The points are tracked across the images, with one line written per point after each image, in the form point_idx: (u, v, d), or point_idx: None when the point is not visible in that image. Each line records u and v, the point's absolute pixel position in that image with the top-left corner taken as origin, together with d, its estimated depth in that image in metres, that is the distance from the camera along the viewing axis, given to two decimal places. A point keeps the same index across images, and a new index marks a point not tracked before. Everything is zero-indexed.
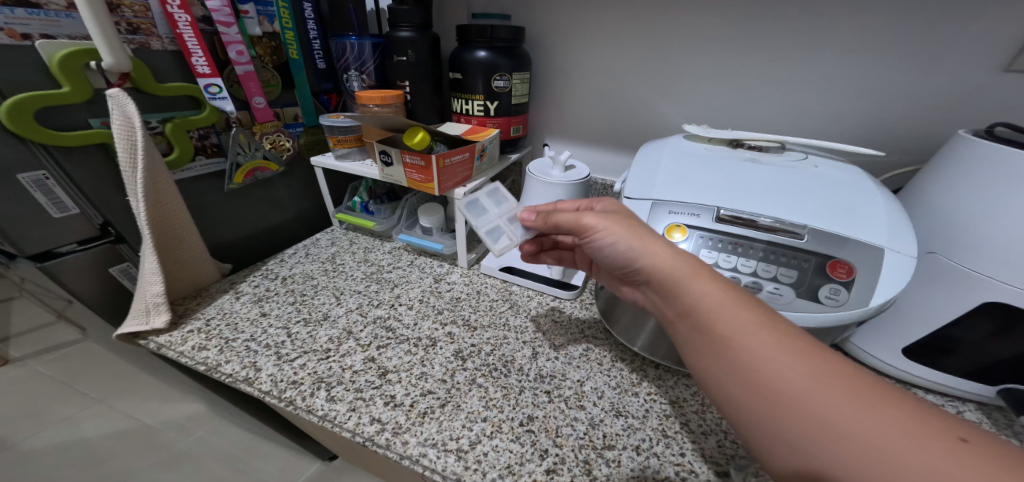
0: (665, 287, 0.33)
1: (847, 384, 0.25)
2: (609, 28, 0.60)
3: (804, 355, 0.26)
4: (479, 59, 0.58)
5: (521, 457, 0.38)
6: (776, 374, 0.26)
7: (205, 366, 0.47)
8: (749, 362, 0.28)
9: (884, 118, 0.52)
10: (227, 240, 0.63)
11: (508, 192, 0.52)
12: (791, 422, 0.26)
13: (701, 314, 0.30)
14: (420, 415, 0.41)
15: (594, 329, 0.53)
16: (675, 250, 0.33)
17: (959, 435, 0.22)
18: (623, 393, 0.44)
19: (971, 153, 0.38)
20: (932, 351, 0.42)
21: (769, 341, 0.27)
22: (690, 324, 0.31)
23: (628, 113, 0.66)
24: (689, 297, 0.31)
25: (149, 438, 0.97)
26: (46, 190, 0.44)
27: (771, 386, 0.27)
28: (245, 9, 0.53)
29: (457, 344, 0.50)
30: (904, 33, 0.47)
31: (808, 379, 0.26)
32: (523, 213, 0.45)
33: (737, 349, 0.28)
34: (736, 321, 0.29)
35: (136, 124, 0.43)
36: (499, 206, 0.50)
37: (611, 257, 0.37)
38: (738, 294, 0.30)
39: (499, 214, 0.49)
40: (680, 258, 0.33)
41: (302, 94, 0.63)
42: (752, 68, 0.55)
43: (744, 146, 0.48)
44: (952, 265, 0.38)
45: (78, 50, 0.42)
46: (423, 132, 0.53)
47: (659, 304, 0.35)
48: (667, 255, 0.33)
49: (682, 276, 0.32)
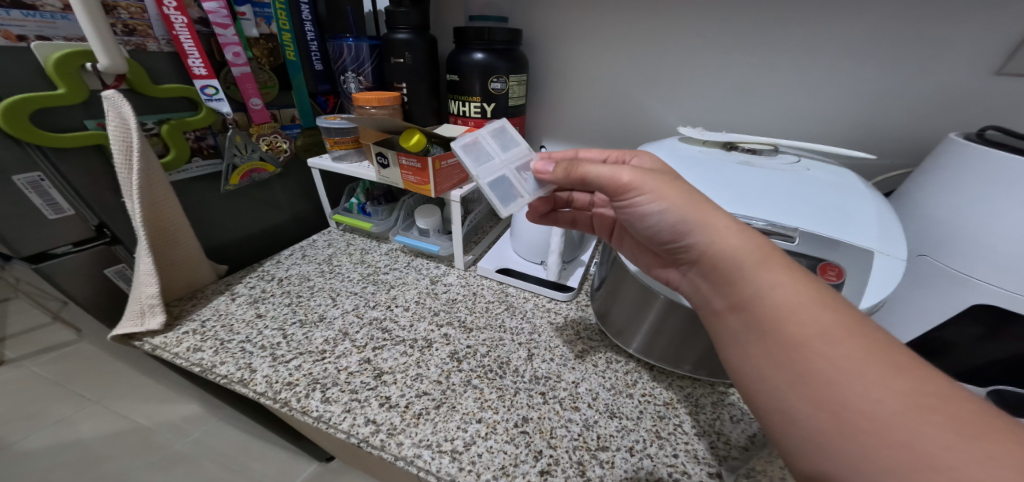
0: (721, 271, 0.32)
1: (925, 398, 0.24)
2: (605, 30, 0.61)
3: (884, 364, 0.25)
4: (476, 61, 0.58)
5: (515, 458, 0.38)
6: (845, 378, 0.26)
7: (200, 367, 0.47)
8: (810, 358, 0.27)
9: (878, 121, 0.52)
10: (223, 242, 0.63)
11: (517, 135, 0.44)
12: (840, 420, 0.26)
13: (767, 303, 0.29)
14: (414, 416, 0.41)
15: (589, 330, 0.53)
16: (739, 232, 0.32)
17: None
18: (617, 395, 0.44)
19: (963, 157, 0.38)
20: (925, 353, 0.42)
21: (846, 343, 0.26)
22: (749, 312, 0.30)
23: (624, 115, 0.66)
24: (753, 285, 0.30)
25: (148, 439, 0.98)
26: (41, 191, 0.44)
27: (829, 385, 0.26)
28: (242, 11, 0.53)
29: (453, 345, 0.50)
30: (898, 37, 0.47)
31: (879, 386, 0.25)
32: (537, 163, 0.41)
33: (801, 343, 0.28)
34: (808, 319, 0.28)
35: (132, 126, 0.43)
36: (506, 151, 0.43)
37: (658, 236, 0.35)
38: (811, 289, 0.29)
39: (507, 161, 0.42)
40: (744, 241, 0.31)
41: (299, 96, 0.63)
42: (747, 71, 0.55)
43: (739, 148, 0.49)
44: (943, 268, 0.38)
45: (74, 52, 0.42)
46: (419, 134, 0.52)
47: (708, 288, 0.34)
48: (730, 235, 0.31)
49: (748, 262, 0.30)
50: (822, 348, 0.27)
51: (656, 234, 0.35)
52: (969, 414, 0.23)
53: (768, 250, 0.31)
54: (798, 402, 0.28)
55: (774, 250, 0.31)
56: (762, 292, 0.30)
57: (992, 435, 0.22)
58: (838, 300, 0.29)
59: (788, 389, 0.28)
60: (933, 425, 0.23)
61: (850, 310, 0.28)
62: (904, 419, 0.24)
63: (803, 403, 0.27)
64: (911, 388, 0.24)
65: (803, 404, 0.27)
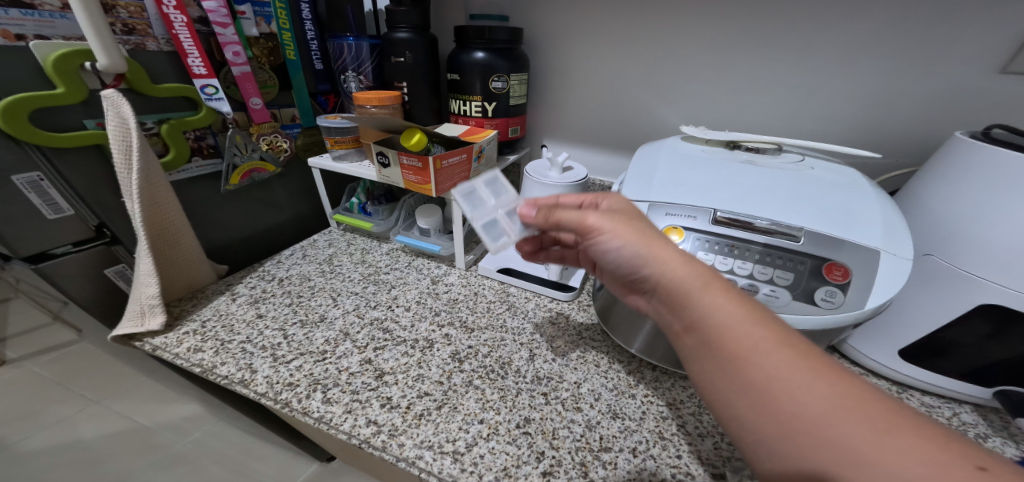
0: (671, 297, 0.32)
1: (853, 405, 0.25)
2: (607, 30, 0.60)
3: (812, 373, 0.26)
4: (476, 60, 0.58)
5: (517, 459, 0.38)
6: (781, 389, 0.26)
7: (201, 368, 0.47)
8: (755, 378, 0.27)
9: (883, 120, 0.52)
10: (224, 242, 0.63)
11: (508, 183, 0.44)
12: (787, 433, 0.26)
13: (708, 327, 0.29)
14: (416, 417, 0.41)
15: (591, 330, 0.53)
16: (684, 256, 0.32)
17: (977, 464, 0.22)
18: (620, 395, 0.44)
19: (970, 156, 0.38)
20: (931, 353, 0.42)
21: (777, 355, 0.27)
22: (695, 336, 0.30)
23: (625, 114, 0.66)
24: (694, 307, 0.30)
25: (148, 439, 0.97)
26: (40, 191, 0.44)
27: (772, 400, 0.26)
28: (241, 10, 0.53)
29: (455, 345, 0.50)
30: (902, 35, 0.47)
31: (810, 392, 0.25)
32: (522, 207, 0.39)
33: (745, 363, 0.27)
34: (746, 338, 0.28)
35: (131, 126, 0.43)
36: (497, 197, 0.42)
37: (616, 264, 0.35)
38: (747, 307, 0.29)
39: (498, 205, 0.41)
40: (688, 265, 0.31)
41: (299, 95, 0.63)
42: (750, 70, 0.55)
43: (742, 147, 0.48)
44: (950, 267, 0.38)
45: (72, 51, 0.42)
46: (420, 134, 0.53)
47: (664, 314, 0.34)
48: (675, 261, 0.31)
49: (690, 286, 0.30)
50: (758, 359, 0.27)
51: (613, 262, 0.36)
52: (886, 410, 0.24)
53: (704, 272, 0.31)
54: (744, 414, 0.28)
55: (712, 271, 0.31)
56: (701, 311, 0.30)
57: (912, 433, 0.23)
58: (768, 314, 0.29)
59: (732, 401, 0.28)
60: (855, 425, 0.24)
61: (780, 324, 0.29)
62: (833, 423, 0.24)
63: (748, 414, 0.28)
64: (836, 393, 0.25)
65: (750, 416, 0.27)
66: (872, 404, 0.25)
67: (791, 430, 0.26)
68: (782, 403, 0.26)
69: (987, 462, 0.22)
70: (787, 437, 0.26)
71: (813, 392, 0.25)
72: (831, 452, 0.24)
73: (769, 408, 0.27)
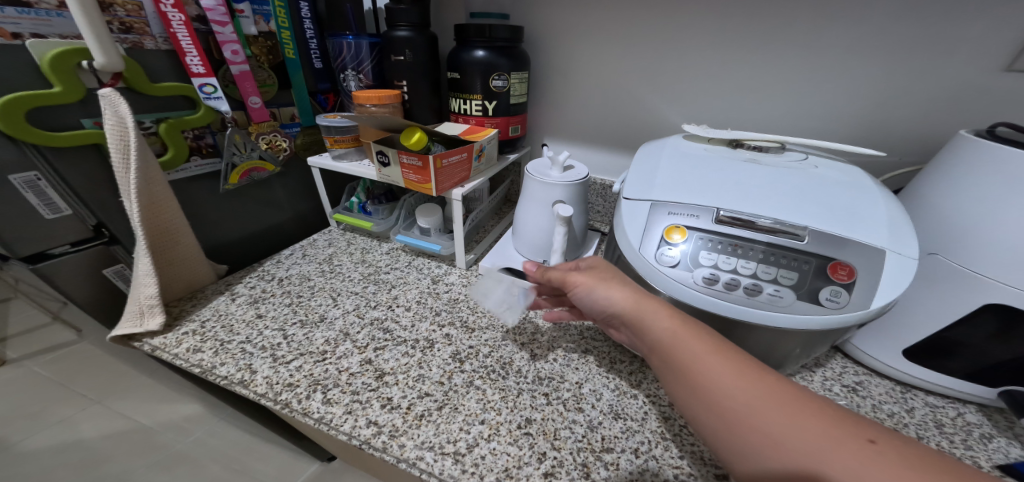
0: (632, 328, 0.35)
1: (780, 400, 0.27)
2: (607, 28, 0.60)
3: (740, 374, 0.29)
4: (477, 58, 0.58)
5: (519, 460, 0.37)
6: (719, 392, 0.29)
7: (201, 368, 0.47)
8: (698, 386, 0.30)
9: (886, 118, 0.51)
10: (223, 241, 0.62)
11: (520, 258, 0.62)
12: (736, 436, 0.28)
13: (660, 348, 0.32)
14: (417, 417, 0.41)
15: (593, 330, 0.53)
16: (637, 290, 0.35)
17: (870, 438, 0.25)
18: (622, 396, 0.44)
19: (974, 154, 0.37)
20: (935, 353, 0.42)
21: (710, 361, 0.30)
22: (655, 358, 0.33)
23: (627, 113, 0.65)
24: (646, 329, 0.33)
25: (148, 439, 0.96)
26: (38, 191, 0.44)
27: (718, 403, 0.29)
28: (240, 9, 0.53)
29: (456, 345, 0.50)
30: (905, 33, 0.47)
31: (741, 393, 0.28)
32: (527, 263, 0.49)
33: (690, 374, 0.30)
34: (686, 350, 0.31)
35: (130, 126, 0.43)
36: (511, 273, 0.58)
37: (590, 306, 0.39)
38: (687, 324, 0.32)
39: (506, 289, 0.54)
40: (640, 297, 0.35)
41: (298, 94, 0.62)
42: (752, 68, 0.55)
43: (745, 146, 0.48)
44: (954, 266, 0.38)
45: (70, 49, 0.41)
46: (421, 132, 0.52)
47: (636, 345, 0.37)
48: (629, 296, 0.35)
49: (640, 313, 0.34)
50: (703, 368, 0.30)
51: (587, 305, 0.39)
52: (805, 404, 0.27)
53: (648, 297, 0.35)
54: (699, 424, 0.30)
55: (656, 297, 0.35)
56: (654, 331, 0.33)
57: (826, 421, 0.26)
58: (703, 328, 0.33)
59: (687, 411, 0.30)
60: (780, 416, 0.27)
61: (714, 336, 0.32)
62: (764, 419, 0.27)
63: (702, 421, 0.29)
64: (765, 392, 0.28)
65: (704, 424, 0.30)
66: (794, 397, 0.28)
67: (738, 430, 0.28)
68: (727, 407, 0.28)
69: (879, 436, 0.25)
70: (735, 436, 0.28)
71: (745, 390, 0.28)
72: (770, 447, 0.26)
73: (717, 412, 0.29)
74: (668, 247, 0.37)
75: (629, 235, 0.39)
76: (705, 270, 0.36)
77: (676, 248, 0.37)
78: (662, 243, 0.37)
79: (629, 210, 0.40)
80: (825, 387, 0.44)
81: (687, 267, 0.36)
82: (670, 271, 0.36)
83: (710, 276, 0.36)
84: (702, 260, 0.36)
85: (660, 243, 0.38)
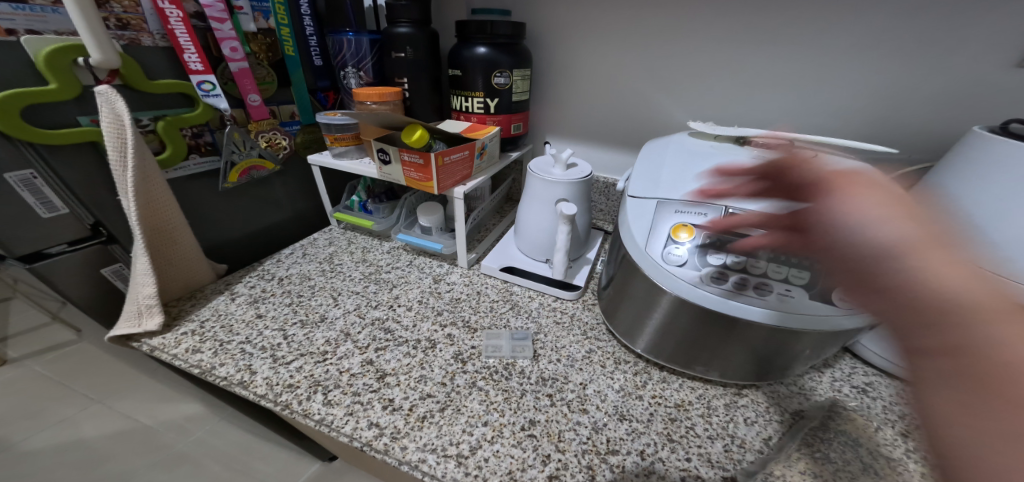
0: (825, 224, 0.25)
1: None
2: (611, 24, 0.59)
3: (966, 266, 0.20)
4: (478, 55, 0.57)
5: (523, 463, 0.37)
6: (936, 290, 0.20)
7: (199, 369, 0.46)
8: (911, 286, 0.21)
9: (894, 115, 0.51)
10: (222, 241, 0.62)
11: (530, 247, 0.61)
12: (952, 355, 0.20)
13: (838, 237, 0.24)
14: (419, 419, 0.40)
15: (597, 330, 0.52)
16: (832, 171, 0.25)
17: None
18: (627, 397, 0.43)
19: (990, 151, 0.36)
20: None
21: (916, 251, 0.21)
22: (830, 254, 0.25)
23: (631, 110, 0.65)
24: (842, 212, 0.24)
25: (150, 439, 0.95)
26: (34, 189, 0.43)
27: (928, 308, 0.21)
28: (239, 5, 0.52)
29: (458, 346, 0.49)
30: (916, 28, 0.46)
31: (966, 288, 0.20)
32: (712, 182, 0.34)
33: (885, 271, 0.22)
34: (878, 236, 0.22)
35: (126, 123, 0.42)
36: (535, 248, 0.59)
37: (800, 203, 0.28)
38: (899, 199, 0.23)
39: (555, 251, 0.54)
40: (844, 177, 0.25)
41: (298, 92, 0.62)
42: (759, 65, 0.54)
43: (752, 143, 0.47)
44: None
45: (65, 46, 0.41)
46: (422, 130, 0.52)
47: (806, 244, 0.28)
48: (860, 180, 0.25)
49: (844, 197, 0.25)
50: (894, 265, 0.22)
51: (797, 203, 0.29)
52: None
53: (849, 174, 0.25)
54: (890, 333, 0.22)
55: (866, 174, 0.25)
56: (850, 220, 0.24)
57: None
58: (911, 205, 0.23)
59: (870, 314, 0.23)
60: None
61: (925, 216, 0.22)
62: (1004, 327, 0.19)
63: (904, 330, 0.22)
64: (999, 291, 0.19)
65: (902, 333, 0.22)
66: None
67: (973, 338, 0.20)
68: (940, 309, 0.20)
69: None
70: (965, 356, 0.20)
71: (980, 291, 0.20)
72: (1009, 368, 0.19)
73: (924, 313, 0.21)
74: (675, 246, 0.36)
75: (635, 235, 0.38)
76: (712, 269, 0.35)
77: (683, 247, 0.36)
78: (669, 242, 0.37)
79: (634, 209, 0.40)
80: (833, 388, 0.44)
81: (694, 266, 0.36)
82: (677, 271, 0.36)
83: (718, 275, 0.35)
84: (710, 260, 0.36)
85: (667, 242, 0.37)
